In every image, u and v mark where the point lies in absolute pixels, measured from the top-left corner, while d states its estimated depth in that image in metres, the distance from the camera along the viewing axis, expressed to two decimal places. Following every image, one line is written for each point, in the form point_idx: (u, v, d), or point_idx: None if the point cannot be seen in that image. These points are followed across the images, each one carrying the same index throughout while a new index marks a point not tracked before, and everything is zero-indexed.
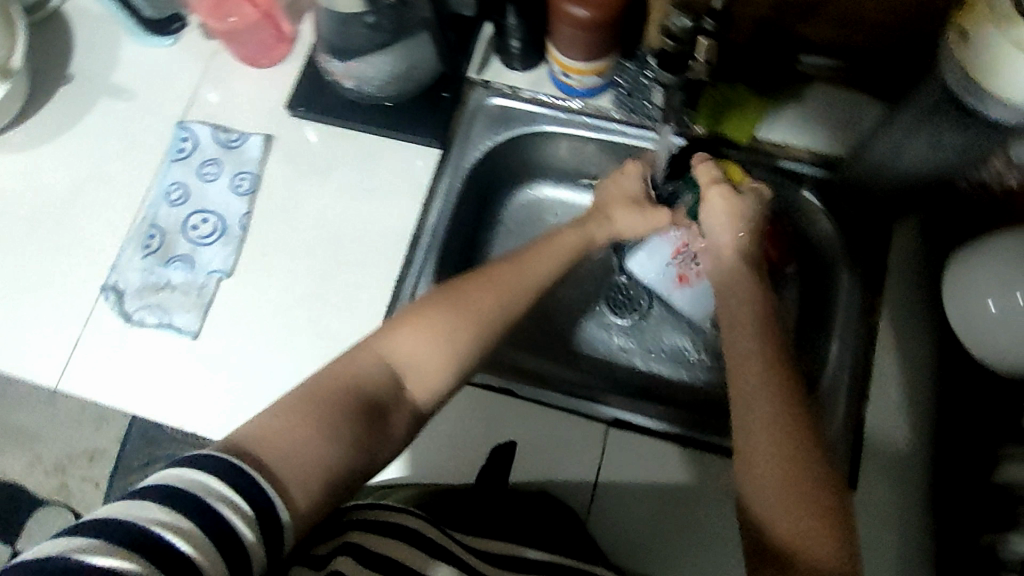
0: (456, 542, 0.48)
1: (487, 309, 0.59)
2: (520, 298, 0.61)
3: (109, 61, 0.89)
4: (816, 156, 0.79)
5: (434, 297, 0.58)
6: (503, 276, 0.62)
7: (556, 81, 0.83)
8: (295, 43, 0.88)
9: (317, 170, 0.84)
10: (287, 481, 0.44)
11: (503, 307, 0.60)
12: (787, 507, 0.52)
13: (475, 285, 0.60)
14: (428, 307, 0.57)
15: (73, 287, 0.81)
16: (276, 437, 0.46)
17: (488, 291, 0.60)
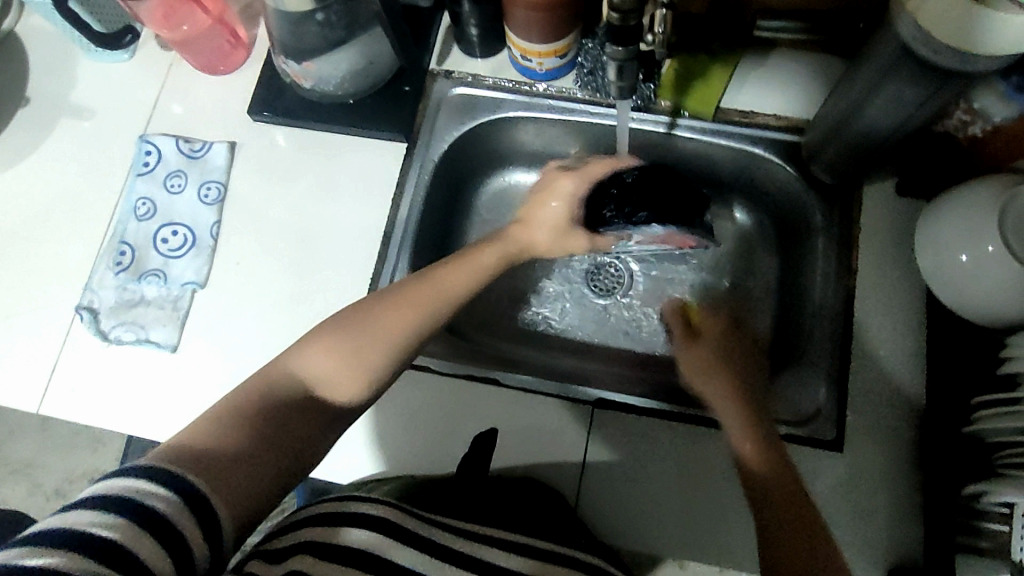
0: (428, 522, 0.50)
1: (396, 328, 0.57)
2: (431, 316, 0.60)
3: (66, 79, 0.88)
4: (782, 121, 0.80)
5: (343, 316, 0.57)
6: (412, 296, 0.59)
7: (517, 65, 0.82)
8: (252, 47, 0.87)
9: (284, 174, 0.83)
10: (214, 478, 0.45)
11: (413, 324, 0.58)
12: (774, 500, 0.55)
13: (388, 305, 0.58)
14: (340, 328, 0.56)
15: (48, 310, 0.80)
16: (203, 443, 0.46)
17: (397, 311, 0.58)
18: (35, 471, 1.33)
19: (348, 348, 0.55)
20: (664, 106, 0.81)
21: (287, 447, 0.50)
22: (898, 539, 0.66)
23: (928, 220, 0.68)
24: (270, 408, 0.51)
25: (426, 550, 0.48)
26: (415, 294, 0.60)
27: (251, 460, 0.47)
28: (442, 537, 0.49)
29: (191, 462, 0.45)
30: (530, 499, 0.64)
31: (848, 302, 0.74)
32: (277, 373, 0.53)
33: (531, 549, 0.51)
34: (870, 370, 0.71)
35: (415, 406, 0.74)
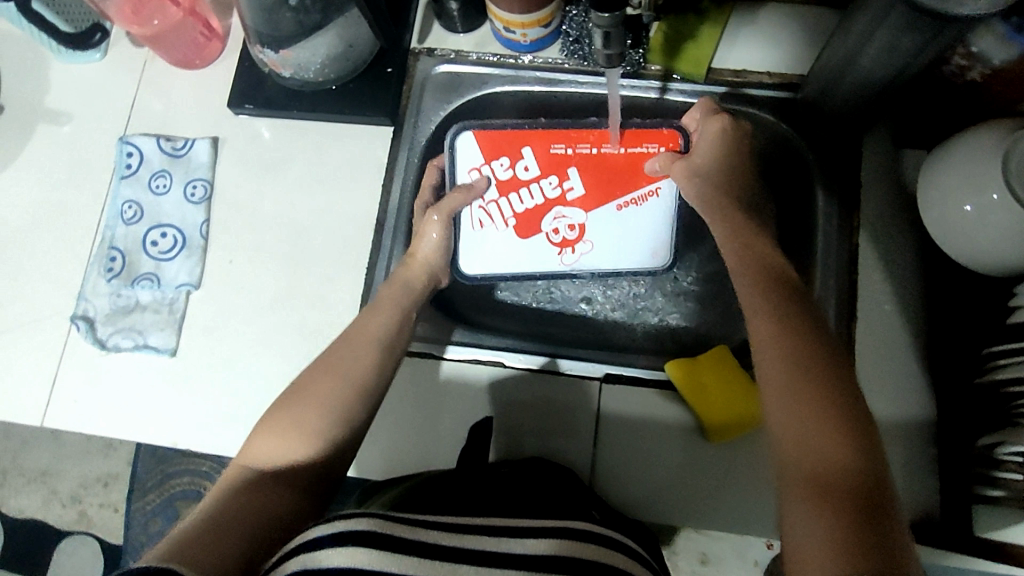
0: (418, 522, 0.45)
1: (328, 392, 0.58)
2: (361, 370, 0.61)
3: (40, 84, 0.85)
4: (775, 78, 0.78)
5: (283, 397, 0.59)
6: (336, 361, 0.61)
7: (500, 38, 0.80)
8: (227, 38, 0.85)
9: (271, 167, 0.82)
10: (194, 565, 0.43)
11: (342, 384, 0.59)
12: (813, 430, 0.51)
13: (313, 379, 0.59)
14: (282, 407, 0.58)
15: (44, 323, 0.79)
16: (184, 539, 0.45)
17: (321, 379, 0.59)
18: (51, 480, 1.34)
19: (291, 424, 0.57)
20: (654, 70, 0.79)
21: (253, 528, 0.49)
22: (914, 493, 0.66)
23: (930, 176, 0.66)
24: (237, 494, 0.51)
25: (423, 553, 0.43)
26: (341, 359, 0.61)
27: (236, 525, 0.48)
28: (439, 533, 0.44)
29: (178, 545, 0.44)
30: (543, 478, 0.64)
31: (851, 260, 0.73)
32: (234, 470, 0.54)
33: (558, 530, 0.46)
34: (877, 328, 0.70)
35: (416, 399, 0.73)
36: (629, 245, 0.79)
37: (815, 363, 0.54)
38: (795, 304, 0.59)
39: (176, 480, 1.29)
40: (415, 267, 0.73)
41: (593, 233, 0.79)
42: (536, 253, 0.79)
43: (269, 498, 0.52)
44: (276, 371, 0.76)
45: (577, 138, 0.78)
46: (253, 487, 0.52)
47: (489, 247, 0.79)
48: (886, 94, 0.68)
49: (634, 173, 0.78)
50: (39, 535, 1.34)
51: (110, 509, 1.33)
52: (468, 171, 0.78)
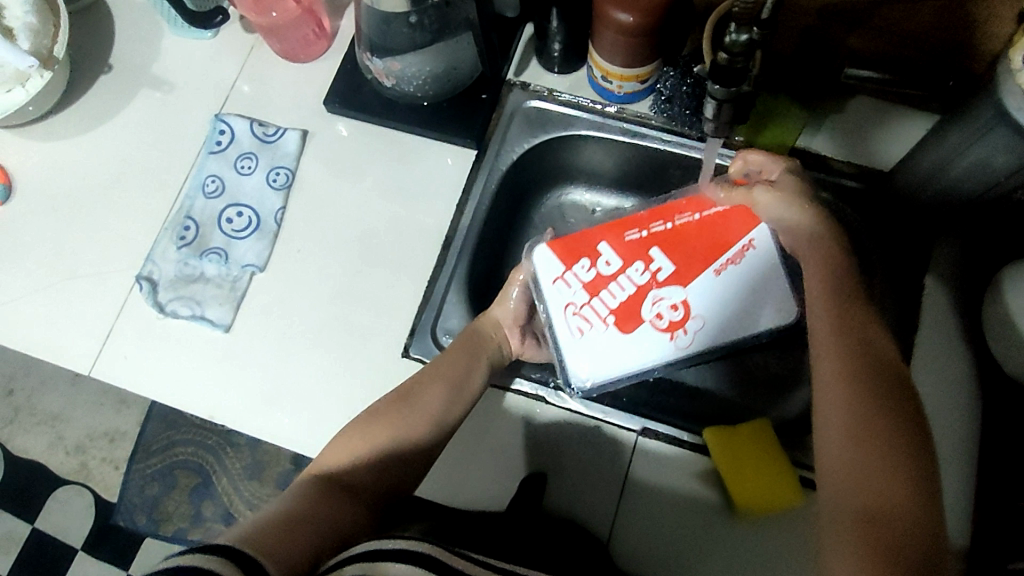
0: (468, 558, 0.48)
1: (400, 419, 0.66)
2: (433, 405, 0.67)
3: (149, 51, 0.89)
4: (853, 167, 0.78)
5: (362, 419, 0.66)
6: (411, 395, 0.67)
7: (596, 85, 0.82)
8: (334, 39, 0.88)
9: (353, 168, 0.84)
10: (268, 551, 0.48)
11: (411, 416, 0.66)
12: (858, 502, 0.52)
13: (391, 408, 0.66)
14: (359, 428, 0.65)
15: (109, 276, 0.82)
16: (263, 527, 0.51)
17: (399, 408, 0.66)
18: (64, 425, 1.37)
19: (362, 442, 0.64)
20: (736, 141, 0.80)
21: (322, 531, 0.54)
22: None
23: (996, 292, 0.68)
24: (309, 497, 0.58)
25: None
26: (419, 395, 0.67)
27: (305, 526, 0.53)
28: (488, 572, 0.46)
29: (255, 531, 0.50)
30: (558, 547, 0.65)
31: None
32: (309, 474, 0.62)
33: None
34: None
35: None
36: (743, 308, 0.76)
37: (873, 436, 0.54)
38: (874, 359, 0.58)
39: (181, 448, 1.31)
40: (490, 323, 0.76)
41: (699, 307, 0.76)
42: (637, 350, 0.75)
43: (333, 506, 0.57)
44: (322, 364, 0.77)
45: (647, 220, 0.79)
46: (325, 493, 0.59)
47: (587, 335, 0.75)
48: (968, 205, 0.68)
49: (722, 233, 0.77)
50: (36, 477, 1.35)
51: (111, 466, 1.34)
52: (553, 282, 0.77)
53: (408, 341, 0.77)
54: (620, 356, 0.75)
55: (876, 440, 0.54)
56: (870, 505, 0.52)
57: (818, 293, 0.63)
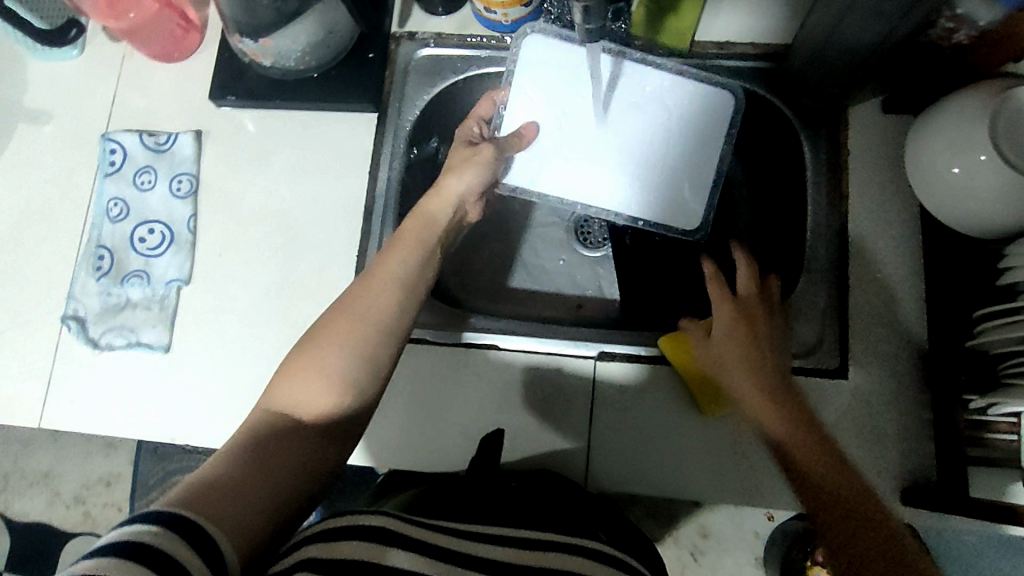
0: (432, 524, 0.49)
1: (353, 327, 0.58)
2: (378, 298, 0.60)
3: (17, 84, 0.84)
4: (758, 48, 0.78)
5: (318, 328, 0.58)
6: (353, 303, 0.59)
7: (481, 19, 0.79)
8: (205, 29, 0.84)
9: (256, 159, 0.81)
10: (220, 528, 0.46)
11: (365, 319, 0.58)
12: (823, 494, 0.54)
13: (343, 317, 0.58)
14: (318, 339, 0.57)
15: (35, 323, 0.79)
16: (219, 493, 0.48)
17: (336, 321, 0.59)
18: (54, 482, 1.35)
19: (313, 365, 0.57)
20: (639, 42, 0.80)
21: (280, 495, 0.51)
22: (911, 456, 0.67)
23: (916, 140, 0.67)
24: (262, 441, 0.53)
25: (440, 557, 0.47)
26: (369, 298, 0.60)
27: (261, 484, 0.50)
28: (451, 537, 0.48)
29: (203, 494, 0.47)
30: (541, 488, 0.65)
31: (843, 228, 0.73)
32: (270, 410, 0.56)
33: (572, 548, 0.49)
34: (873, 295, 0.71)
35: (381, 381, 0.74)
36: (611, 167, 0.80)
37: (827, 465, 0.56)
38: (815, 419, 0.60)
39: (177, 477, 1.30)
40: (435, 200, 0.70)
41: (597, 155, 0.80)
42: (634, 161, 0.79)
43: (292, 446, 0.54)
44: (270, 361, 0.76)
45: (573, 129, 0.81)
46: (282, 433, 0.54)
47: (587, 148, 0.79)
48: (873, 61, 0.67)
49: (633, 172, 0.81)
50: (43, 536, 1.34)
51: (114, 508, 1.33)
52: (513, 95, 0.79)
53: None
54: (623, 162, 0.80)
55: (823, 454, 0.57)
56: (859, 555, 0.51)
57: (733, 352, 0.65)
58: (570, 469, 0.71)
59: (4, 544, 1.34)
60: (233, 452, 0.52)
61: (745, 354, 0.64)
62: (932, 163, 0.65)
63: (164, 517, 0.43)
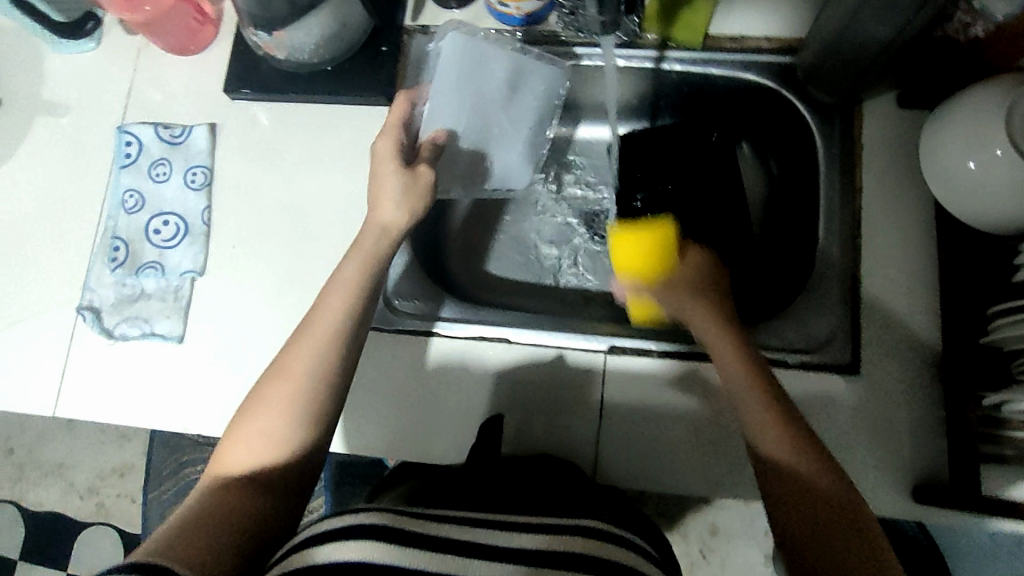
0: (430, 518, 0.49)
1: (297, 377, 0.58)
2: (324, 358, 0.59)
3: (35, 77, 0.86)
4: (776, 43, 0.77)
5: (265, 381, 0.58)
6: (293, 356, 0.59)
7: (495, 12, 0.79)
8: (220, 23, 0.84)
9: (269, 152, 0.81)
10: None
11: (303, 370, 0.58)
12: (792, 476, 0.53)
13: (283, 369, 0.58)
14: (264, 393, 0.58)
15: (52, 312, 0.80)
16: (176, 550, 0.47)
17: (282, 382, 0.58)
18: (68, 472, 1.37)
19: (259, 422, 0.57)
20: (651, 39, 0.79)
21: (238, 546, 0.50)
22: (923, 453, 0.67)
23: (931, 135, 0.67)
24: (218, 499, 0.53)
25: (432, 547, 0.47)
26: (305, 346, 0.59)
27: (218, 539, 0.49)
28: (448, 529, 0.48)
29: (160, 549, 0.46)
30: (550, 477, 0.65)
31: (857, 222, 0.73)
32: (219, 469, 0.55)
33: (585, 530, 0.50)
34: (886, 290, 0.71)
35: (387, 368, 0.75)
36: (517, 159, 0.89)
37: (792, 439, 0.55)
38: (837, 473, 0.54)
39: (189, 468, 1.31)
40: (379, 239, 0.66)
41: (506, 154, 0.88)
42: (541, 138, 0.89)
43: (250, 502, 0.53)
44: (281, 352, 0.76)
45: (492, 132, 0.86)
46: (232, 490, 0.54)
47: (501, 133, 0.86)
48: (889, 54, 0.66)
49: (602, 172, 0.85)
50: (57, 526, 1.35)
51: (126, 499, 1.34)
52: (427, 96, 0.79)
53: None
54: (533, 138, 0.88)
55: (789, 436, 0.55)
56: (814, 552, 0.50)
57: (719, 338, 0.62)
58: (580, 462, 0.71)
59: (19, 533, 1.36)
60: (187, 511, 0.51)
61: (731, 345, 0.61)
62: (947, 158, 0.64)
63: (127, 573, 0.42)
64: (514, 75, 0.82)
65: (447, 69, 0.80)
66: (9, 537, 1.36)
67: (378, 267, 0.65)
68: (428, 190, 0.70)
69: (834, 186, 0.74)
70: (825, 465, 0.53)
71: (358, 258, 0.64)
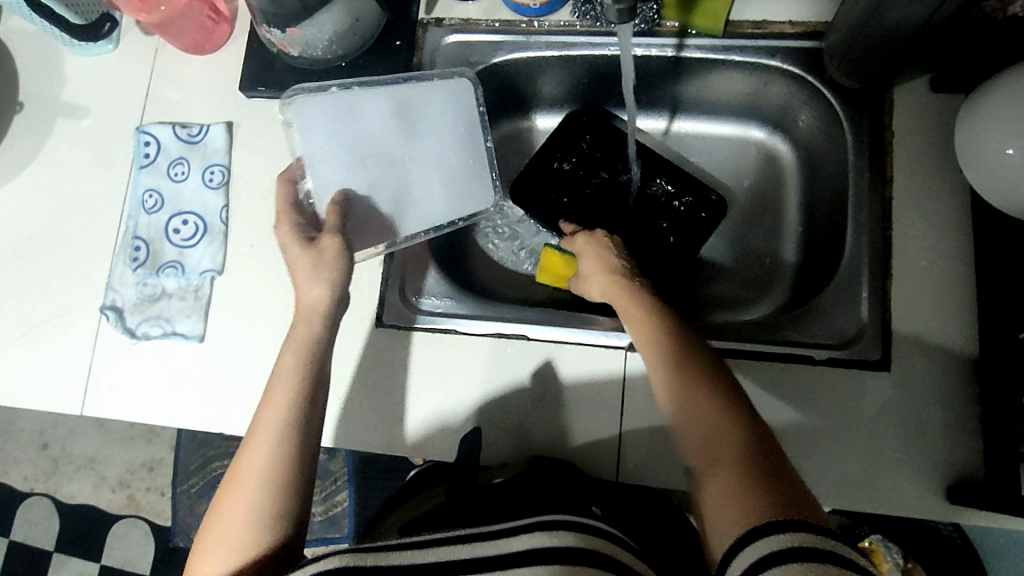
0: (388, 546, 0.50)
1: (250, 484, 0.58)
2: (269, 467, 0.58)
3: (56, 79, 0.86)
4: (799, 28, 0.75)
5: (223, 492, 0.59)
6: (239, 467, 0.59)
7: (510, 3, 0.78)
8: (235, 21, 0.85)
9: (284, 150, 0.81)
10: None
11: (250, 480, 0.58)
12: (688, 422, 0.55)
13: (232, 482, 0.59)
14: (222, 504, 0.59)
15: (77, 313, 0.81)
16: None
17: (235, 495, 0.58)
18: (99, 466, 1.40)
19: (219, 539, 0.57)
20: (670, 27, 0.77)
21: None
22: (957, 450, 0.64)
23: (965, 121, 0.64)
24: None
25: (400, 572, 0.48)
26: (242, 458, 0.59)
27: None
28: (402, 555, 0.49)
29: None
30: (557, 482, 0.64)
31: (886, 212, 0.70)
32: None
33: (569, 526, 0.49)
34: (919, 282, 0.68)
35: (400, 366, 0.74)
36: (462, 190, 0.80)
37: (684, 385, 0.56)
38: (754, 439, 0.53)
39: (215, 464, 1.33)
40: (303, 326, 0.65)
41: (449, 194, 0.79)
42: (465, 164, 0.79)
43: None
44: None
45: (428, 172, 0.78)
46: None
47: (411, 167, 0.77)
48: (919, 37, 0.64)
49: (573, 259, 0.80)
50: (89, 519, 1.38)
51: (156, 493, 1.36)
52: (322, 159, 0.72)
53: (380, 310, 0.75)
54: (450, 168, 0.79)
55: (677, 383, 0.57)
56: (712, 494, 0.51)
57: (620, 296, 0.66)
58: (601, 460, 0.70)
59: (54, 527, 1.39)
60: None
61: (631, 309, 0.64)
62: (983, 145, 0.62)
63: None
64: (399, 105, 0.76)
65: (314, 125, 0.72)
66: (44, 530, 1.39)
67: (311, 353, 0.64)
68: (340, 258, 0.66)
69: (864, 174, 0.72)
70: (716, 395, 0.55)
71: (291, 348, 0.64)
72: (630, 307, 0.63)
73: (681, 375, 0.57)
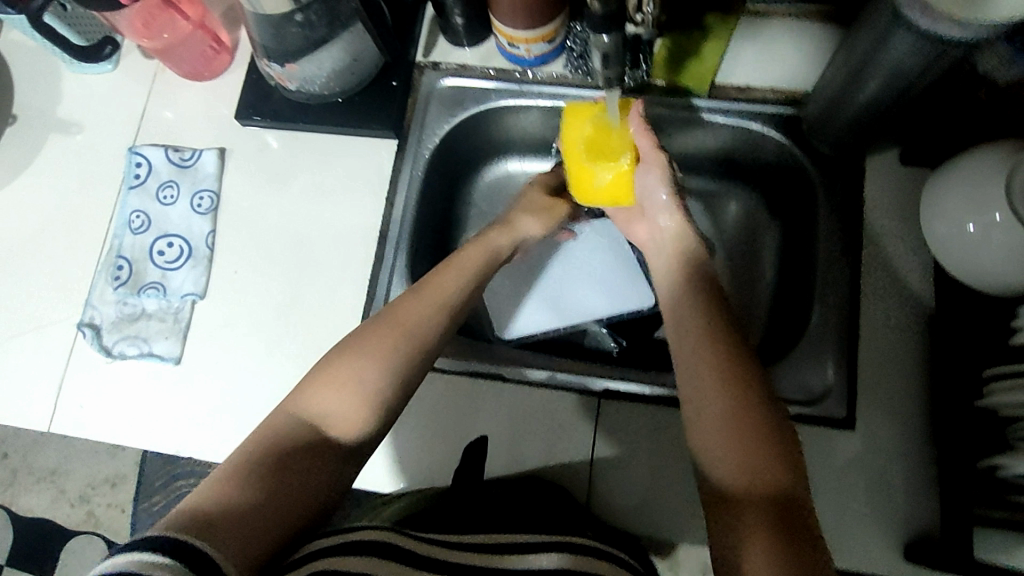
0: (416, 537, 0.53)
1: (393, 347, 0.58)
2: (423, 331, 0.60)
3: (52, 95, 0.87)
4: (780, 94, 0.79)
5: (373, 324, 0.60)
6: (401, 313, 0.60)
7: (505, 52, 0.81)
8: (235, 51, 0.87)
9: (276, 179, 0.83)
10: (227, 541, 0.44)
11: (409, 331, 0.59)
12: (726, 428, 0.52)
13: (385, 336, 0.59)
14: (360, 341, 0.58)
15: (52, 328, 0.80)
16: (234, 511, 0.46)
17: (386, 335, 0.58)
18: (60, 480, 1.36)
19: (351, 374, 0.56)
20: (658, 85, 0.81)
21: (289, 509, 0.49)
22: (915, 511, 0.66)
23: (930, 195, 0.67)
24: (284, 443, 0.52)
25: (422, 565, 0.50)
26: (404, 309, 0.61)
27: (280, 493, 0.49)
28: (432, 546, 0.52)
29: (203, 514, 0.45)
30: (538, 500, 0.66)
31: (854, 276, 0.73)
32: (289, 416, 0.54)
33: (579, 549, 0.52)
34: (883, 345, 0.71)
35: None
36: (619, 293, 0.84)
37: (739, 400, 0.53)
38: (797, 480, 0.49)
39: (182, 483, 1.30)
40: (501, 234, 0.75)
41: (621, 297, 0.84)
42: (619, 272, 0.85)
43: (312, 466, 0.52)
44: (276, 377, 0.76)
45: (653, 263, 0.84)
46: (306, 445, 0.52)
47: (561, 286, 0.85)
48: (889, 112, 0.67)
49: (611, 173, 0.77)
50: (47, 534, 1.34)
51: (116, 510, 1.33)
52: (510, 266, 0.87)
53: None
54: (603, 280, 0.85)
55: (732, 391, 0.54)
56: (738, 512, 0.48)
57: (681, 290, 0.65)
58: None
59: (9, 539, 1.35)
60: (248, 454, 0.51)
61: (692, 307, 0.62)
62: (947, 217, 0.65)
63: (177, 540, 0.42)
64: None
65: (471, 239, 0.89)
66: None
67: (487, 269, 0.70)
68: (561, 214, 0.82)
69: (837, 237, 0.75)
70: (774, 412, 0.53)
71: (475, 251, 0.71)
72: (689, 307, 0.62)
73: (745, 388, 0.54)
